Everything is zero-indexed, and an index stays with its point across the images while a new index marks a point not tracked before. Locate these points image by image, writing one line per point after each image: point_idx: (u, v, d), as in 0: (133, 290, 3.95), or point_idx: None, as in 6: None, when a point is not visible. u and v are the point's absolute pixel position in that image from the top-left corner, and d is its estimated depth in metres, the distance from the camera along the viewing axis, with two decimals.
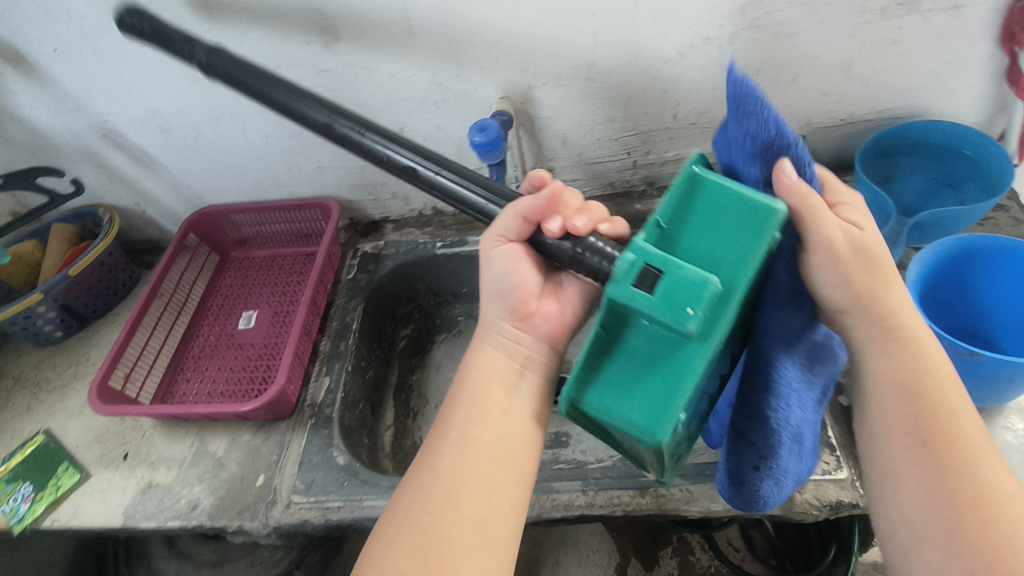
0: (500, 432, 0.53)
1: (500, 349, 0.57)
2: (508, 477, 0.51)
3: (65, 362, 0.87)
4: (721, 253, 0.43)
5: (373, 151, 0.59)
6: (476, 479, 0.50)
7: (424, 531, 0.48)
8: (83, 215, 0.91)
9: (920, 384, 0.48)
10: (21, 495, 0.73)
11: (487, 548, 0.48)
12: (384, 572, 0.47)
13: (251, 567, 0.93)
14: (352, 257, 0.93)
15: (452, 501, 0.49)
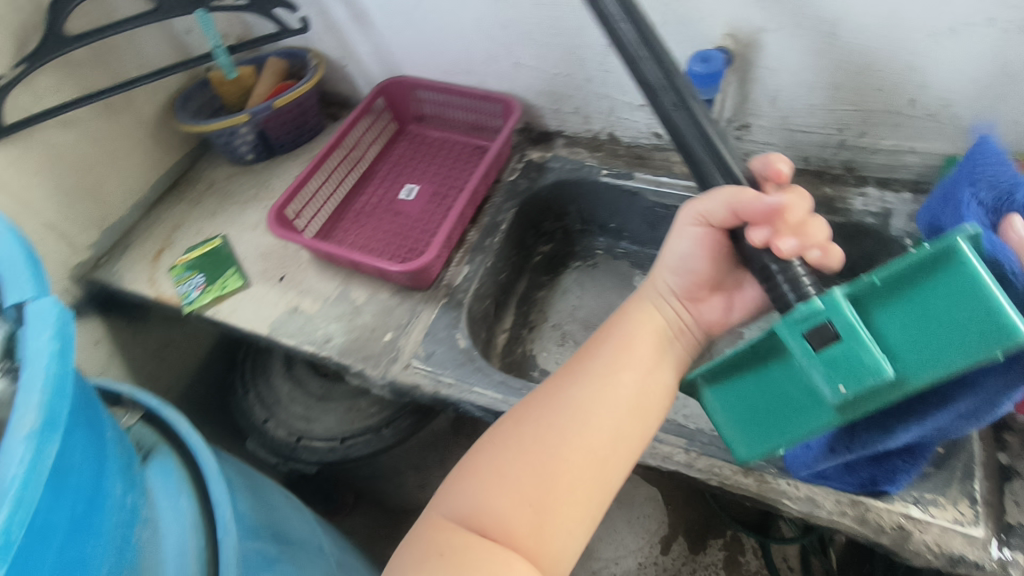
0: (640, 382, 0.54)
1: (660, 312, 0.58)
2: (635, 428, 0.53)
3: (250, 183, 0.96)
4: (925, 341, 0.38)
5: (626, 45, 0.58)
6: (605, 415, 0.52)
7: (545, 441, 0.52)
8: (295, 55, 0.97)
9: None
10: (194, 282, 0.85)
11: (598, 483, 0.51)
12: (504, 467, 0.51)
13: (348, 411, 1.02)
14: (517, 162, 0.94)
15: (579, 425, 0.52)
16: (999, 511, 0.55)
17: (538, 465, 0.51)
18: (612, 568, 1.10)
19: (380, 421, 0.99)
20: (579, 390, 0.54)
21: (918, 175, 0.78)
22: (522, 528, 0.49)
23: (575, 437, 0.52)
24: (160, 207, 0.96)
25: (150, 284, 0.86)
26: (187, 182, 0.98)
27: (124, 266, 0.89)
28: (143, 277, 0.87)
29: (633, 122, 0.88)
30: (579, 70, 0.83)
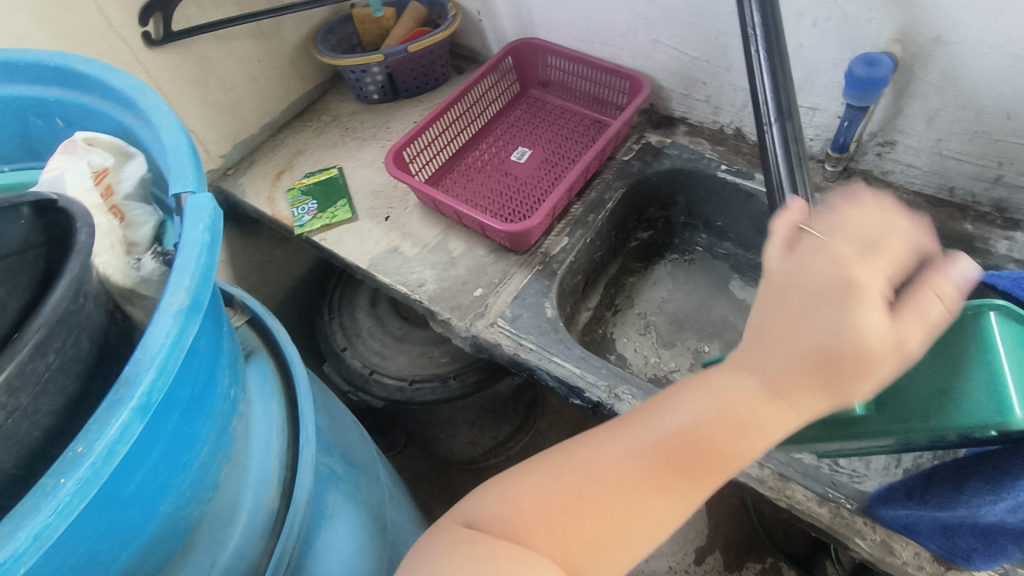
0: (739, 368, 0.39)
1: (765, 310, 0.39)
2: (720, 421, 0.38)
3: (371, 121, 1.00)
4: (965, 394, 0.41)
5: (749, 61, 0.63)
6: (731, 462, 0.39)
7: (647, 479, 0.39)
8: (435, 3, 0.99)
9: None
10: (307, 207, 0.89)
11: (650, 495, 0.39)
12: (531, 484, 0.42)
13: (420, 356, 1.06)
14: (634, 142, 0.92)
15: (693, 471, 0.39)
16: None
17: (620, 494, 0.39)
18: (643, 564, 1.09)
19: (449, 371, 1.03)
20: (716, 424, 0.38)
21: None
22: (566, 563, 0.39)
23: (678, 479, 0.39)
24: (286, 131, 1.01)
25: (268, 202, 0.92)
26: (313, 111, 1.03)
27: (247, 181, 0.95)
28: (263, 194, 0.93)
29: None
30: (720, 57, 0.80)
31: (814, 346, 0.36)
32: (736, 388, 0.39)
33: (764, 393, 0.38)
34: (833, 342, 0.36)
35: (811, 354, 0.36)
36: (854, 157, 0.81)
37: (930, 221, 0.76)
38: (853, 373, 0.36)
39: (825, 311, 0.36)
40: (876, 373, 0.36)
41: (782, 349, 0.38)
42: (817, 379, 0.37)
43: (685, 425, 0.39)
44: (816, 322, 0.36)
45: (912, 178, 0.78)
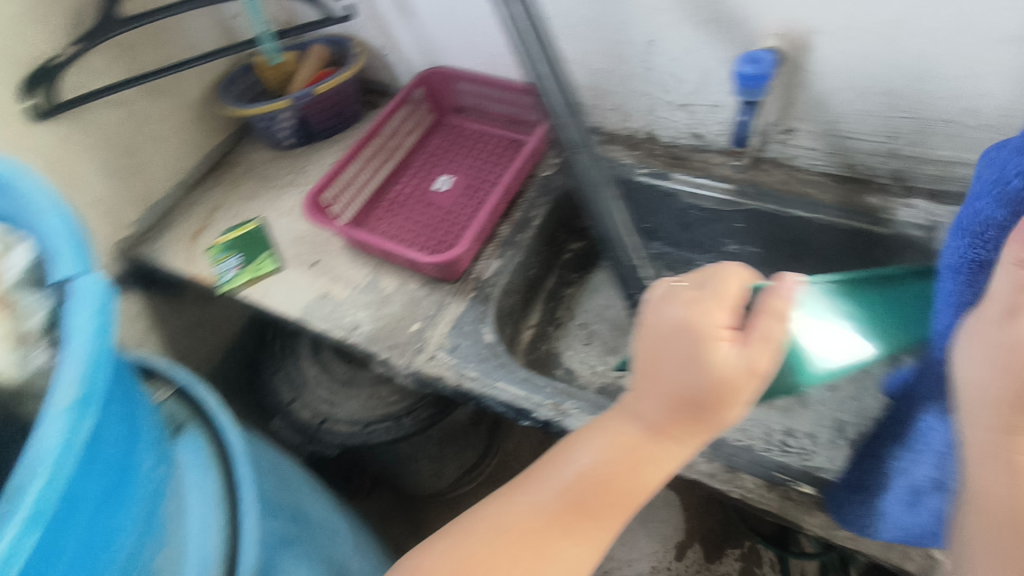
0: (621, 417, 0.44)
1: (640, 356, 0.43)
2: (614, 462, 0.43)
3: (288, 167, 0.98)
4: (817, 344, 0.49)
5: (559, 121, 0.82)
6: (629, 500, 0.43)
7: (558, 523, 0.43)
8: (338, 42, 0.98)
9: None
10: (231, 263, 0.86)
11: (559, 535, 0.43)
12: (457, 538, 0.45)
13: (371, 398, 1.04)
14: (553, 157, 0.93)
15: (600, 512, 0.43)
16: None
17: (539, 547, 0.43)
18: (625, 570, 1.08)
19: (402, 409, 1.00)
20: (610, 462, 0.43)
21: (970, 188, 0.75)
22: None
23: (587, 522, 0.43)
24: (199, 187, 0.97)
25: (188, 262, 0.88)
26: (227, 164, 1.00)
27: (163, 244, 0.91)
28: (181, 255, 0.89)
29: (672, 122, 0.86)
30: (621, 67, 0.82)
31: (676, 386, 0.41)
32: (624, 430, 0.44)
33: (648, 431, 0.43)
34: (689, 382, 0.40)
35: (677, 395, 0.41)
36: (760, 147, 0.84)
37: (838, 199, 0.80)
38: (713, 410, 0.41)
39: (680, 351, 0.41)
40: (733, 404, 0.41)
41: (653, 395, 0.43)
42: (686, 418, 0.42)
43: (586, 469, 0.44)
44: (677, 366, 0.41)
45: (816, 161, 0.81)
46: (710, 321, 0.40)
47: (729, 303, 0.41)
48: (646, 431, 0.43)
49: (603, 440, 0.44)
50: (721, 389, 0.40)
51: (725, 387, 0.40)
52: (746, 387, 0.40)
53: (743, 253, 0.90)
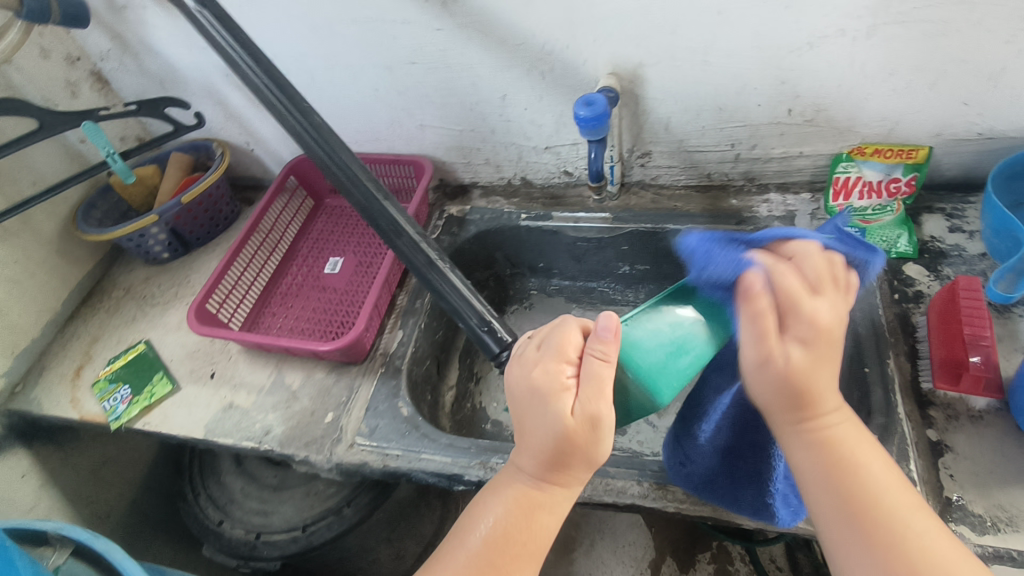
0: (513, 479, 0.49)
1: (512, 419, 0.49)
2: (512, 519, 0.47)
3: (169, 282, 0.95)
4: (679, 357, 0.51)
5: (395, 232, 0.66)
6: (532, 554, 0.47)
7: None
8: (199, 147, 0.97)
9: (841, 462, 0.44)
10: (120, 395, 0.81)
11: None
12: None
13: (307, 496, 0.99)
14: (438, 218, 0.95)
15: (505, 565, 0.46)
16: (937, 486, 0.58)
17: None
18: None
19: (340, 500, 0.96)
20: (507, 518, 0.47)
21: (810, 176, 0.83)
22: None
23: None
24: (75, 321, 0.92)
25: (72, 405, 0.82)
26: (102, 291, 0.96)
27: (41, 392, 0.84)
28: (64, 399, 0.83)
29: (541, 165, 0.90)
30: (481, 124, 0.85)
31: (538, 438, 0.46)
32: (514, 486, 0.49)
33: (534, 483, 0.48)
34: (548, 433, 0.46)
35: (540, 445, 0.46)
36: (625, 174, 0.89)
37: (704, 207, 0.86)
38: (579, 454, 0.46)
39: (536, 409, 0.47)
40: (592, 446, 0.45)
41: (527, 451, 0.48)
42: (560, 467, 0.47)
43: (486, 532, 0.48)
44: (534, 421, 0.46)
45: (676, 176, 0.87)
46: (548, 375, 0.47)
47: (562, 352, 0.48)
48: (531, 483, 0.48)
49: (498, 501, 0.49)
50: (574, 432, 0.45)
51: (576, 430, 0.45)
52: (592, 430, 0.45)
53: (636, 272, 0.94)
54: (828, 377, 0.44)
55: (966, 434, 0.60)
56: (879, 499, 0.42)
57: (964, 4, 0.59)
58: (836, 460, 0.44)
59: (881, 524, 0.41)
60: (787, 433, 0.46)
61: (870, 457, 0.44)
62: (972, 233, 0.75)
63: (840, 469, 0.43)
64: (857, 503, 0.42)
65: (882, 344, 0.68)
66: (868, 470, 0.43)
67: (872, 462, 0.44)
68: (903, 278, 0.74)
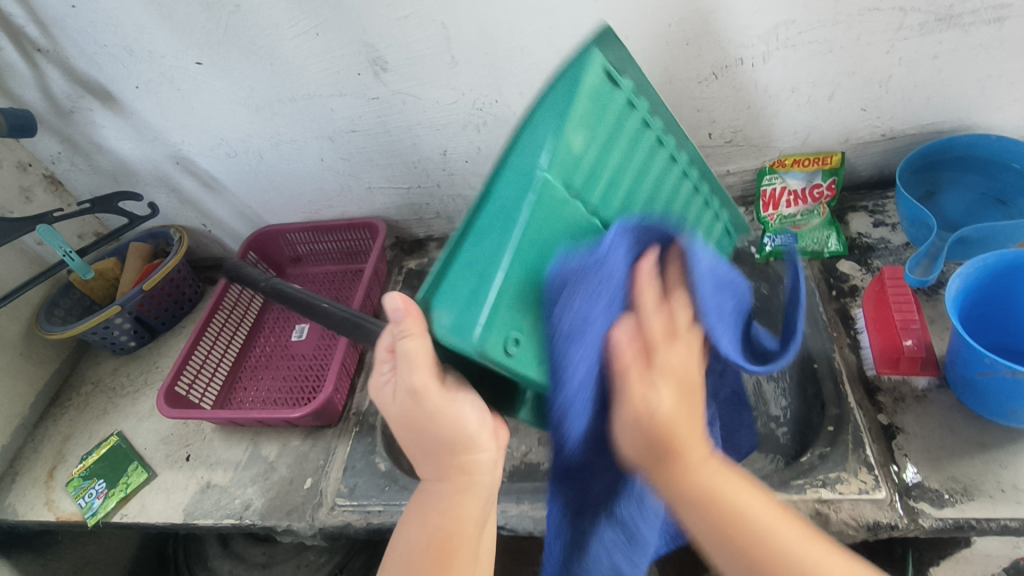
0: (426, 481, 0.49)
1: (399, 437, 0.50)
2: (427, 528, 0.48)
3: (138, 369, 0.95)
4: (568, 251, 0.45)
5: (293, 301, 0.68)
6: (471, 548, 0.48)
7: None
8: (157, 234, 1.00)
9: (728, 511, 0.42)
10: (96, 491, 0.80)
11: None
12: None
13: (298, 568, 0.95)
14: (397, 274, 0.98)
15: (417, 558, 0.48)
16: (894, 467, 0.60)
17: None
18: None
19: (333, 567, 0.95)
20: (426, 530, 0.48)
21: (741, 192, 0.88)
22: None
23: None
24: (46, 421, 0.92)
25: (47, 506, 0.81)
26: (70, 387, 0.96)
27: (13, 498, 0.83)
28: (38, 501, 0.82)
29: None
30: (426, 180, 0.89)
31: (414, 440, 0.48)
32: (423, 495, 0.49)
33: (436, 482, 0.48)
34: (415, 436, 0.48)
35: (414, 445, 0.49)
36: None
37: None
38: (438, 425, 0.45)
39: (391, 417, 0.48)
40: (435, 419, 0.45)
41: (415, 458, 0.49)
42: (442, 459, 0.48)
43: (413, 544, 0.48)
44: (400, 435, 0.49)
45: None
46: (374, 375, 0.49)
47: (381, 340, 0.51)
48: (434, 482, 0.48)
49: (414, 510, 0.50)
50: (412, 426, 0.47)
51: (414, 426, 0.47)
52: (420, 408, 0.45)
53: None
54: (697, 428, 0.43)
55: (913, 413, 0.63)
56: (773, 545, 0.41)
57: (841, 25, 0.66)
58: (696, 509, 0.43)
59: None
60: (628, 438, 0.43)
61: (743, 489, 0.43)
62: (894, 226, 0.80)
63: (723, 519, 0.42)
64: (734, 531, 0.42)
65: (826, 339, 0.72)
66: (762, 512, 0.42)
67: (746, 501, 0.43)
68: (839, 275, 0.78)
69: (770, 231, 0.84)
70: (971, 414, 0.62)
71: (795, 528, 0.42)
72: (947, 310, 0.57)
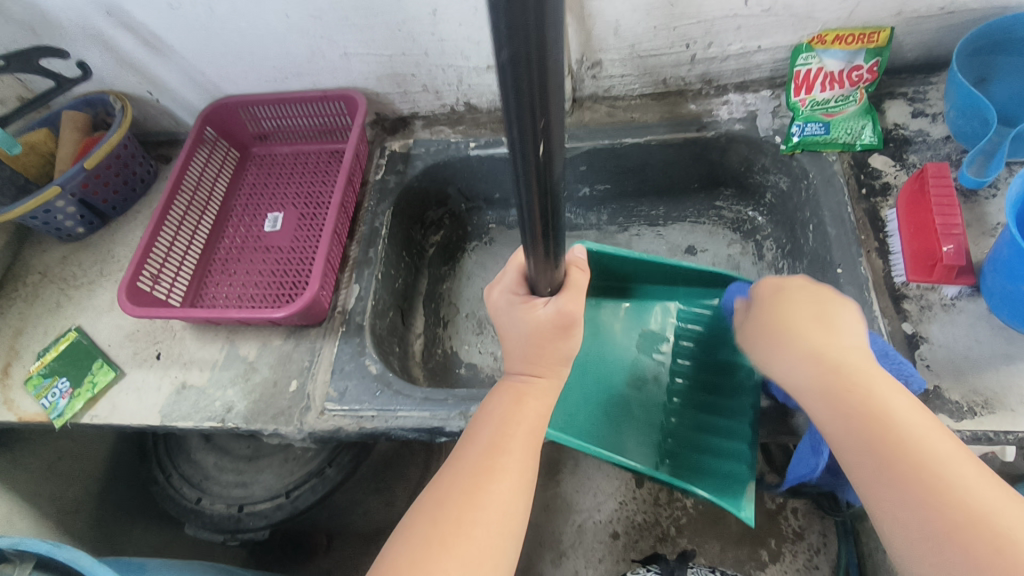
0: (509, 404, 0.50)
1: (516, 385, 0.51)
2: (521, 443, 0.47)
3: (91, 259, 0.86)
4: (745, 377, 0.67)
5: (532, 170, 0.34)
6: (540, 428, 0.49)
7: (475, 473, 0.46)
8: (94, 102, 0.86)
9: (847, 395, 0.47)
10: (59, 390, 0.74)
11: (502, 495, 0.45)
12: (400, 549, 0.43)
13: (285, 463, 0.95)
14: (380, 156, 0.87)
15: (492, 516, 0.44)
16: None
17: (421, 557, 0.42)
18: (595, 515, 1.07)
19: (321, 461, 0.93)
20: (502, 407, 0.50)
21: (770, 71, 0.78)
22: None
23: (453, 532, 0.43)
24: None
25: (6, 406, 0.75)
26: (15, 276, 0.86)
27: None
28: None
29: (485, 86, 0.83)
30: (412, 46, 0.76)
31: (531, 428, 0.49)
32: (507, 385, 0.52)
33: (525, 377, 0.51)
34: (529, 422, 0.49)
35: (515, 431, 0.48)
36: (575, 88, 0.83)
37: (662, 115, 0.81)
38: (526, 407, 0.49)
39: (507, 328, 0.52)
40: (535, 399, 0.50)
41: (502, 430, 0.48)
42: (514, 396, 0.50)
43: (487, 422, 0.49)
44: (480, 421, 0.50)
45: (631, 85, 0.82)
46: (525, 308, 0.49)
47: (518, 273, 0.52)
48: (520, 377, 0.52)
49: (470, 428, 0.50)
50: (540, 411, 0.50)
51: (534, 403, 0.50)
52: (552, 338, 0.50)
53: (596, 193, 0.91)
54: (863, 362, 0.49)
55: (939, 323, 0.60)
56: (897, 429, 0.44)
57: None
58: (868, 420, 0.45)
59: (985, 542, 0.39)
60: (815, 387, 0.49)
61: (918, 417, 0.44)
62: (935, 116, 0.73)
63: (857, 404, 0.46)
64: (865, 413, 0.46)
65: (853, 242, 0.67)
66: (905, 411, 0.45)
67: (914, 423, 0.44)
68: (870, 171, 0.71)
69: (800, 118, 0.74)
70: (999, 325, 0.59)
71: (949, 449, 0.43)
72: (1006, 213, 0.52)
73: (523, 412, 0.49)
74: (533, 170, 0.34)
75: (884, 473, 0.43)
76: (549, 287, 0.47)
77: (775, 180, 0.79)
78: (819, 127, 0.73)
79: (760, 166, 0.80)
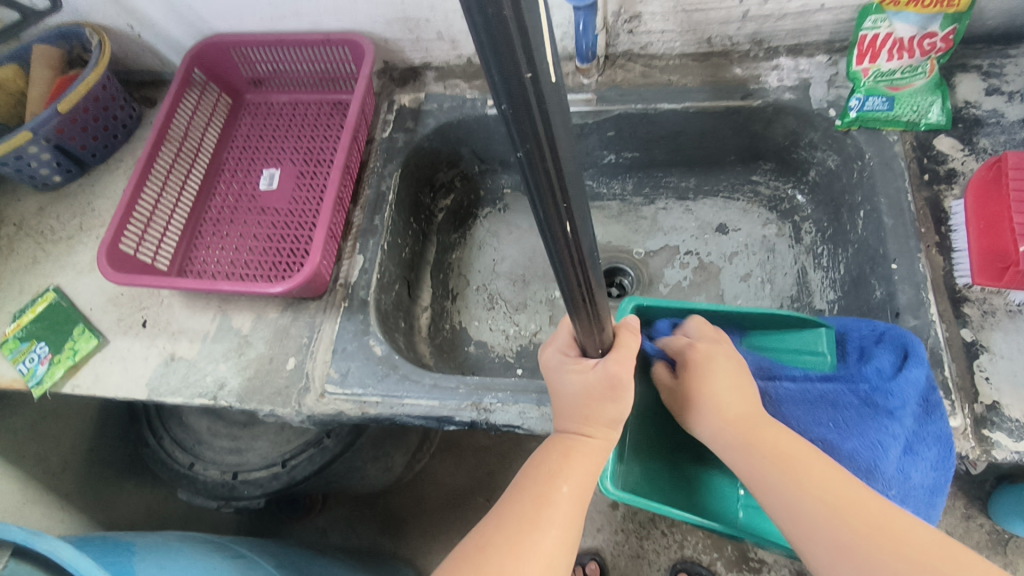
0: (560, 453, 0.48)
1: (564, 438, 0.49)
2: (570, 497, 0.46)
3: (70, 211, 0.79)
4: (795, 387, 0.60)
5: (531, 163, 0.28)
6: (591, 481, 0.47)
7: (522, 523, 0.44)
8: (68, 35, 0.77)
9: (793, 469, 0.46)
10: (37, 355, 0.69)
11: (546, 548, 0.43)
12: None
13: (281, 431, 0.90)
14: (387, 111, 0.79)
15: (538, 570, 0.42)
16: (972, 392, 0.53)
17: None
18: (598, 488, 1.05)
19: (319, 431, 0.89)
20: (549, 457, 0.48)
21: (829, 34, 0.70)
22: None
23: None
24: None
25: None
26: None
27: None
28: None
29: None
30: None
31: (586, 483, 0.47)
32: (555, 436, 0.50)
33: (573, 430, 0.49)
34: (580, 477, 0.47)
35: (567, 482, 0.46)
36: (609, 43, 0.74)
37: (703, 78, 0.73)
38: (575, 459, 0.47)
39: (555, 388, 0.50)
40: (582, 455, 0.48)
41: (551, 483, 0.46)
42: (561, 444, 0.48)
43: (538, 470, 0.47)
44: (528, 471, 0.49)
45: (671, 42, 0.73)
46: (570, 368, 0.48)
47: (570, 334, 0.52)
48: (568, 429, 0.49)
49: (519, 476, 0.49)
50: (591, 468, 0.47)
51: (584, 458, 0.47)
52: (605, 398, 0.47)
53: (622, 161, 0.83)
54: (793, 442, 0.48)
55: (1003, 331, 0.55)
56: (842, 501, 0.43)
57: None
58: (814, 493, 0.44)
59: None
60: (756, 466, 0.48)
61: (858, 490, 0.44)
62: (1011, 95, 0.65)
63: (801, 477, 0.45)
64: (812, 487, 0.44)
65: (912, 236, 0.61)
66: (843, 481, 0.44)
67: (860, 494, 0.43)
68: (934, 155, 0.64)
69: (861, 90, 0.66)
70: None
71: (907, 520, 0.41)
72: None
73: (574, 465, 0.47)
74: (543, 186, 0.30)
75: (857, 546, 0.41)
76: (599, 347, 0.47)
77: (823, 157, 0.72)
78: (882, 101, 0.66)
79: (807, 141, 0.72)
